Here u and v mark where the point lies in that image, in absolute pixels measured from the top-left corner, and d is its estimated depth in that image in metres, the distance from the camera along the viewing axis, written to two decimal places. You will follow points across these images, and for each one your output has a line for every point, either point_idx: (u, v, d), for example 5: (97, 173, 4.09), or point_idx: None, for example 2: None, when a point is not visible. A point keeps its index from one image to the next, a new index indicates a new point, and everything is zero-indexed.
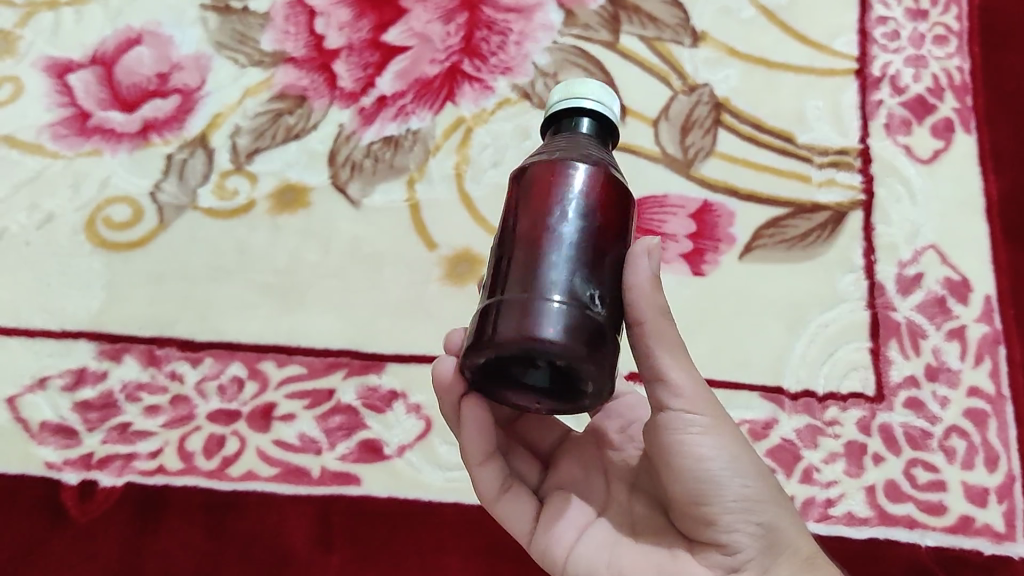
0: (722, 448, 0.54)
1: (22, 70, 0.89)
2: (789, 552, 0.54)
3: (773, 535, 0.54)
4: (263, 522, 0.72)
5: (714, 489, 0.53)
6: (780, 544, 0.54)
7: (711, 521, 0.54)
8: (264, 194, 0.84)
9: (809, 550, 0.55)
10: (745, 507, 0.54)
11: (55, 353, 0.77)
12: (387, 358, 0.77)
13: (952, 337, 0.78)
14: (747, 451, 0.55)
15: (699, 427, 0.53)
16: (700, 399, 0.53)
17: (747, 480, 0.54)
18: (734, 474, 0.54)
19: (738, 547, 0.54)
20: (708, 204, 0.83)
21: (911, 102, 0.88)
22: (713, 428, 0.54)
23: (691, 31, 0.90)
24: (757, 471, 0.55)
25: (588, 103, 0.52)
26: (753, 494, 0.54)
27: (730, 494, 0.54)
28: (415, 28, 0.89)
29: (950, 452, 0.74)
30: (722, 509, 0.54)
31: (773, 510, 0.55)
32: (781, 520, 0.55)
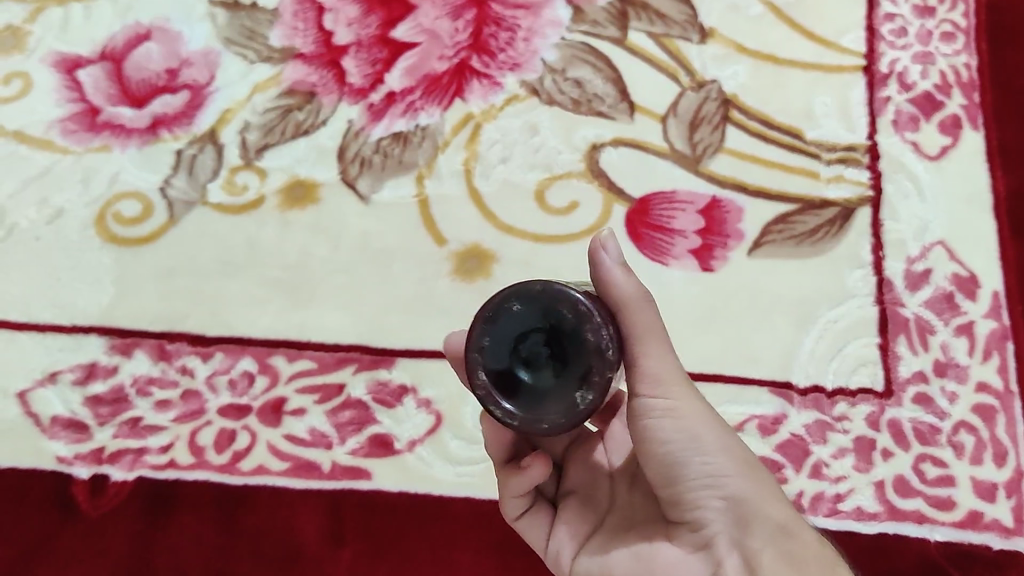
0: (684, 427, 0.54)
1: (31, 66, 0.89)
2: (761, 524, 0.54)
3: (741, 508, 0.54)
4: (274, 517, 0.73)
5: (677, 469, 0.55)
6: (750, 517, 0.54)
7: (677, 499, 0.55)
8: (274, 189, 0.84)
9: (783, 518, 0.54)
10: (710, 483, 0.54)
11: (66, 348, 0.78)
12: (397, 353, 0.78)
13: (960, 333, 0.79)
14: (714, 426, 0.55)
15: (660, 411, 0.54)
16: (663, 379, 0.54)
17: (710, 456, 0.54)
18: (694, 450, 0.54)
19: (704, 523, 0.55)
20: (717, 200, 0.83)
21: (919, 99, 0.88)
22: (676, 408, 0.54)
23: (699, 27, 0.90)
24: (724, 447, 0.55)
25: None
26: (718, 469, 0.54)
27: (694, 472, 0.54)
28: (424, 24, 0.89)
29: (959, 447, 0.75)
30: (685, 486, 0.55)
31: (744, 486, 0.55)
32: (751, 494, 0.55)
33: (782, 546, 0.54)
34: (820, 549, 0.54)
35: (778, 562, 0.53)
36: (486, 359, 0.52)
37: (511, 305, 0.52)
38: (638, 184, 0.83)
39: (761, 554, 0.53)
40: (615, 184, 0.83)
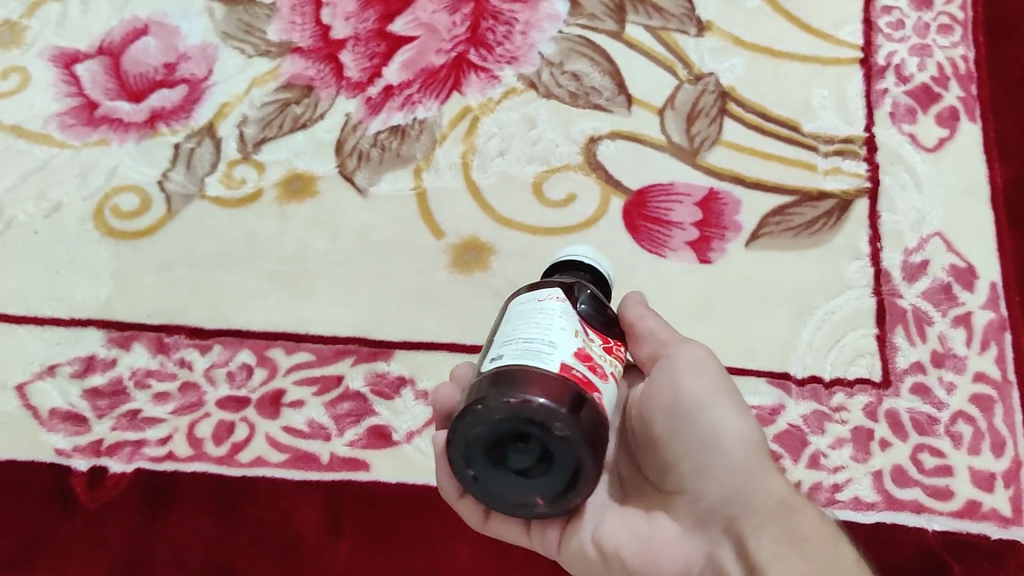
0: (703, 383, 0.57)
1: (29, 61, 0.89)
2: (761, 497, 0.54)
3: (741, 477, 0.54)
4: (273, 507, 0.73)
5: (688, 427, 0.56)
6: (748, 490, 0.54)
7: (679, 461, 0.56)
8: (272, 182, 0.84)
9: (782, 494, 0.54)
10: (713, 447, 0.55)
11: (64, 340, 0.78)
12: (396, 345, 0.78)
13: (958, 323, 0.79)
14: (723, 392, 0.57)
15: (686, 367, 0.57)
16: (681, 346, 0.59)
17: (719, 418, 0.56)
18: (703, 409, 0.56)
19: (701, 495, 0.55)
20: (715, 192, 0.83)
21: (916, 91, 0.88)
22: (697, 371, 0.57)
23: (697, 20, 0.91)
24: (733, 412, 0.56)
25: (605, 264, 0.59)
26: (722, 433, 0.56)
27: (702, 434, 0.56)
28: (422, 18, 0.89)
29: (957, 437, 0.75)
30: (690, 448, 0.56)
31: (744, 456, 0.55)
32: (750, 466, 0.55)
33: (781, 521, 0.52)
34: (822, 527, 0.52)
35: (776, 536, 0.52)
36: (527, 496, 0.51)
37: (466, 471, 0.51)
38: (636, 176, 0.84)
39: (757, 531, 0.53)
40: (613, 176, 0.83)
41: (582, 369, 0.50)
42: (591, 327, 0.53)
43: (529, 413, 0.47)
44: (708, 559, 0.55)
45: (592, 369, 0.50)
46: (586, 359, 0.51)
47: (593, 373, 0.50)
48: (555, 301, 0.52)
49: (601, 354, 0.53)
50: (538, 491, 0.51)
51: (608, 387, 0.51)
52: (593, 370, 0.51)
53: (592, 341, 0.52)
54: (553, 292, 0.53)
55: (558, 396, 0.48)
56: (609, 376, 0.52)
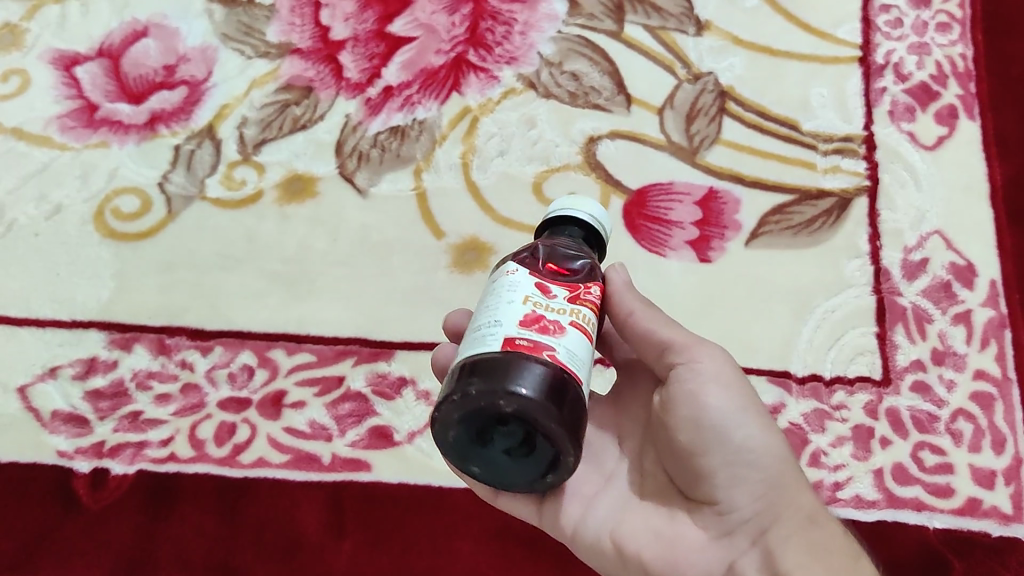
0: (729, 395, 0.55)
1: (29, 63, 0.89)
2: (789, 511, 0.55)
3: (773, 490, 0.55)
4: (276, 508, 0.73)
5: (719, 441, 0.55)
6: (778, 503, 0.55)
7: (708, 474, 0.55)
8: (272, 183, 0.84)
9: (810, 509, 0.55)
10: (746, 461, 0.55)
11: (66, 343, 0.78)
12: (396, 346, 0.78)
13: (957, 321, 0.79)
14: (752, 407, 0.56)
15: (705, 377, 0.55)
16: (700, 351, 0.56)
17: (752, 432, 0.55)
18: (737, 423, 0.55)
19: (731, 507, 0.55)
20: (714, 191, 0.83)
21: (915, 89, 0.88)
22: (722, 381, 0.56)
23: (695, 19, 0.91)
24: (762, 426, 0.56)
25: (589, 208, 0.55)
26: (753, 448, 0.55)
27: (732, 447, 0.55)
28: (421, 18, 0.90)
29: (957, 435, 0.75)
30: (723, 461, 0.55)
31: (774, 470, 0.56)
32: (780, 479, 0.56)
33: (807, 533, 0.54)
34: (844, 540, 0.55)
35: (802, 551, 0.53)
36: (534, 478, 0.52)
37: (472, 468, 0.52)
38: (635, 176, 0.84)
39: (785, 544, 0.54)
40: (612, 176, 0.84)
41: (529, 337, 0.47)
42: (551, 282, 0.50)
43: (475, 401, 0.47)
44: (730, 569, 0.55)
45: (542, 331, 0.47)
46: (534, 321, 0.48)
47: (543, 334, 0.47)
48: (507, 275, 0.50)
49: (560, 306, 0.49)
50: (537, 469, 0.51)
51: (570, 340, 0.48)
52: (545, 330, 0.47)
53: (549, 298, 0.49)
54: (510, 265, 0.51)
55: (500, 376, 0.46)
56: (567, 328, 0.48)
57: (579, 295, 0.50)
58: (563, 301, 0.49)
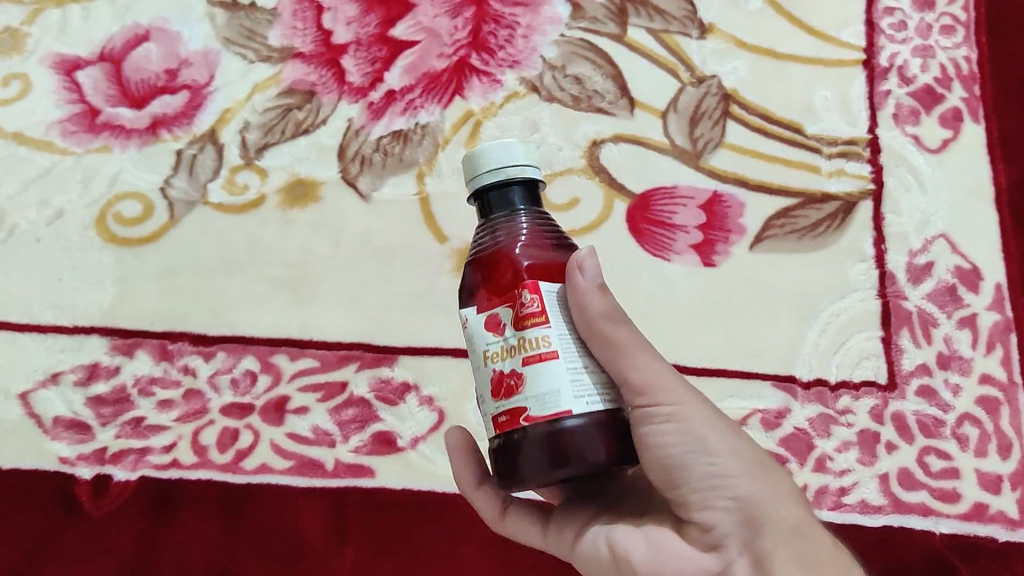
0: (682, 428, 0.51)
1: (30, 67, 0.89)
2: (774, 524, 0.50)
3: (751, 507, 0.50)
4: (279, 514, 0.72)
5: (685, 473, 0.51)
6: (761, 516, 0.50)
7: (684, 502, 0.52)
8: (274, 188, 0.84)
9: (795, 518, 0.51)
10: (717, 485, 0.51)
11: (68, 348, 0.78)
12: (399, 351, 0.78)
13: (963, 325, 0.78)
14: (716, 427, 0.52)
15: (659, 415, 0.50)
16: (655, 385, 0.50)
17: (717, 457, 0.51)
18: (699, 452, 0.51)
19: (712, 525, 0.51)
20: (718, 195, 0.83)
21: (920, 92, 0.87)
22: (676, 414, 0.51)
23: (699, 23, 0.90)
24: (728, 446, 0.51)
25: (506, 167, 0.50)
26: (723, 470, 0.51)
27: (699, 473, 0.51)
28: (423, 22, 0.89)
29: (963, 440, 0.75)
30: (693, 489, 0.51)
31: (750, 484, 0.51)
32: (759, 493, 0.51)
33: (794, 545, 0.50)
34: (835, 553, 0.51)
35: (794, 564, 0.49)
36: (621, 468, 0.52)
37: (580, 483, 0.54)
38: (638, 180, 0.83)
39: (773, 556, 0.49)
40: (616, 180, 0.83)
41: (503, 410, 0.48)
42: (495, 308, 0.49)
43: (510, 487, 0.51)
44: None
45: (508, 393, 0.48)
46: (500, 386, 0.48)
47: (511, 398, 0.48)
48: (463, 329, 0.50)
49: (508, 345, 0.48)
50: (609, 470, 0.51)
51: (534, 387, 0.47)
52: (509, 390, 0.48)
53: (496, 342, 0.48)
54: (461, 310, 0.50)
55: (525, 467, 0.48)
56: (523, 372, 0.47)
57: (520, 314, 0.48)
58: (511, 334, 0.48)
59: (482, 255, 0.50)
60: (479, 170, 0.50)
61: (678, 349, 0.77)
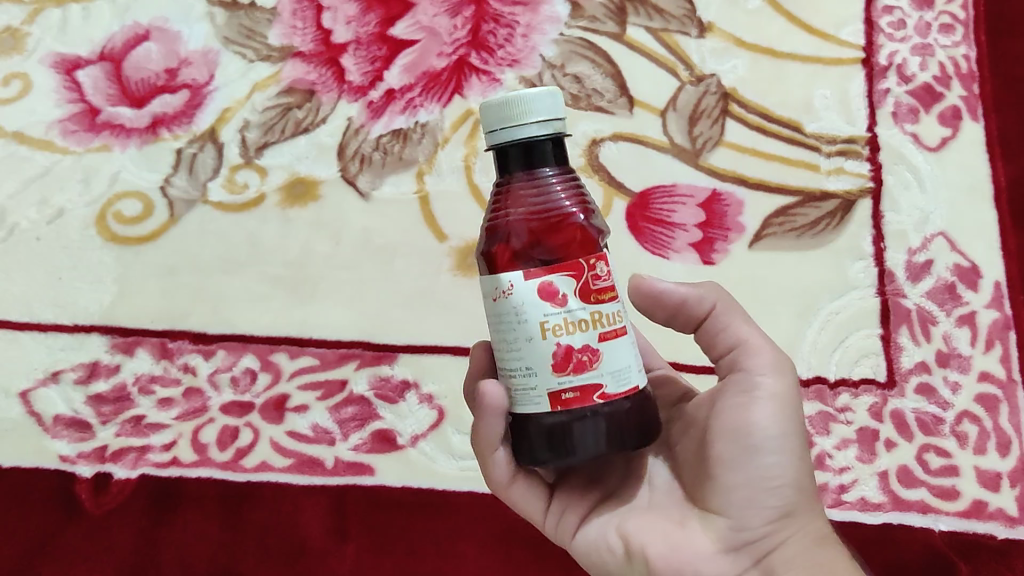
0: (776, 419, 0.53)
1: (31, 67, 0.89)
2: (802, 535, 0.53)
3: (787, 518, 0.53)
4: (280, 512, 0.73)
5: (749, 459, 0.53)
6: (789, 525, 0.53)
7: (727, 488, 0.53)
8: (274, 187, 0.84)
9: (820, 538, 0.53)
10: (770, 485, 0.52)
11: (68, 347, 0.78)
12: (399, 349, 0.78)
13: (962, 323, 0.78)
14: (796, 435, 0.54)
15: (761, 394, 0.53)
16: (770, 365, 0.54)
17: (783, 460, 0.53)
18: (772, 448, 0.53)
19: (747, 523, 0.52)
20: (717, 193, 0.83)
21: (919, 90, 0.88)
22: (775, 402, 0.53)
23: (698, 21, 0.90)
24: (797, 454, 0.53)
25: (548, 116, 0.48)
26: (782, 475, 0.53)
27: (758, 468, 0.52)
28: (423, 21, 0.89)
29: (962, 437, 0.75)
30: (746, 479, 0.53)
31: (797, 497, 0.53)
32: (800, 508, 0.53)
33: (813, 559, 0.52)
34: None
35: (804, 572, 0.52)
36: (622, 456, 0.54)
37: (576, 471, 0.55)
38: (637, 178, 0.83)
39: (790, 564, 0.52)
40: (615, 178, 0.83)
41: (573, 386, 0.48)
42: (550, 276, 0.48)
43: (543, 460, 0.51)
44: None
45: (579, 368, 0.48)
46: (567, 360, 0.48)
47: (581, 374, 0.48)
48: (507, 300, 0.48)
49: (574, 318, 0.48)
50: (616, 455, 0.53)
51: (609, 362, 0.48)
52: (579, 365, 0.48)
53: (560, 313, 0.47)
54: (503, 281, 0.48)
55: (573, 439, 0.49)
56: (600, 349, 0.48)
57: (588, 286, 0.48)
58: (579, 306, 0.48)
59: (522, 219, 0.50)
60: (522, 120, 0.48)
61: (677, 347, 0.77)
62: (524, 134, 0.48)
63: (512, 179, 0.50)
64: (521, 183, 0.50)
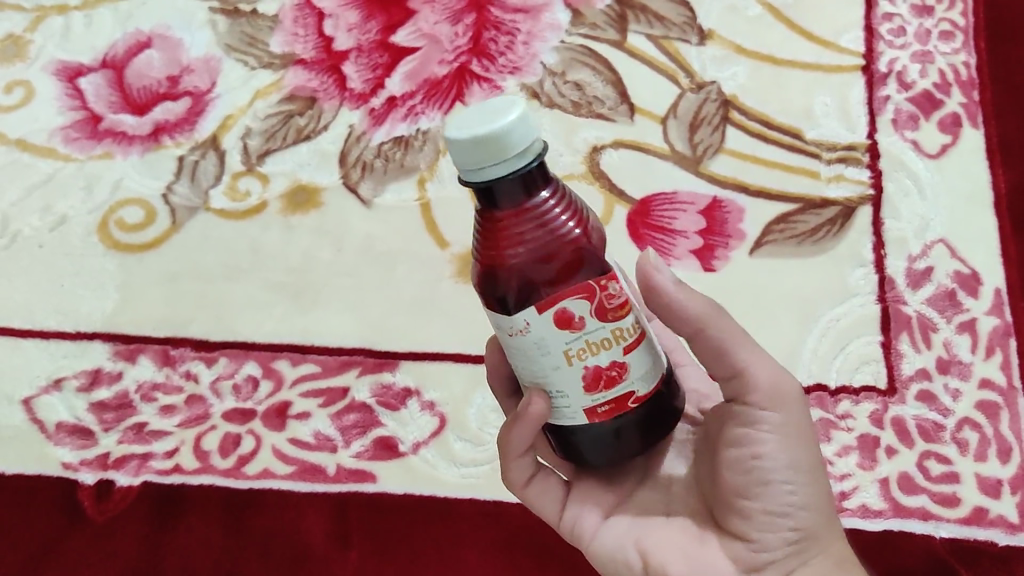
0: (785, 448, 0.54)
1: (33, 74, 0.89)
2: (821, 555, 0.54)
3: (806, 541, 0.54)
4: (281, 519, 0.73)
5: (765, 488, 0.53)
6: (808, 547, 0.54)
7: (745, 515, 0.54)
8: (276, 194, 0.84)
9: (840, 556, 0.55)
10: (785, 512, 0.54)
11: (70, 354, 0.78)
12: (401, 356, 0.78)
13: (962, 330, 0.78)
14: (808, 459, 0.54)
15: (769, 425, 0.54)
16: (776, 394, 0.54)
17: (797, 487, 0.54)
18: (785, 477, 0.53)
19: (765, 546, 0.54)
20: (718, 201, 0.83)
21: (919, 97, 0.88)
22: (783, 432, 0.54)
23: (698, 29, 0.91)
24: (810, 479, 0.54)
25: (528, 146, 0.44)
26: (797, 500, 0.54)
27: (772, 496, 0.53)
28: (424, 28, 0.90)
29: (963, 444, 0.75)
30: (764, 508, 0.53)
31: (815, 520, 0.54)
32: (819, 529, 0.54)
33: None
34: None
35: None
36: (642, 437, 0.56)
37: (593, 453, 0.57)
38: (638, 186, 0.84)
39: None
40: (616, 186, 0.84)
41: (606, 401, 0.49)
42: (564, 303, 0.46)
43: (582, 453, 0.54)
44: None
45: (610, 384, 0.48)
46: (597, 379, 0.48)
47: (613, 388, 0.48)
48: (524, 338, 0.47)
49: (594, 339, 0.47)
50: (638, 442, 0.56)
51: (636, 369, 0.49)
52: (609, 381, 0.48)
53: (579, 339, 0.47)
54: (515, 321, 0.47)
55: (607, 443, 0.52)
56: (627, 361, 0.48)
57: (603, 304, 0.47)
58: (596, 326, 0.47)
59: (514, 250, 0.46)
60: (506, 154, 0.44)
61: None
62: (509, 169, 0.44)
63: (494, 210, 0.46)
64: (500, 212, 0.46)
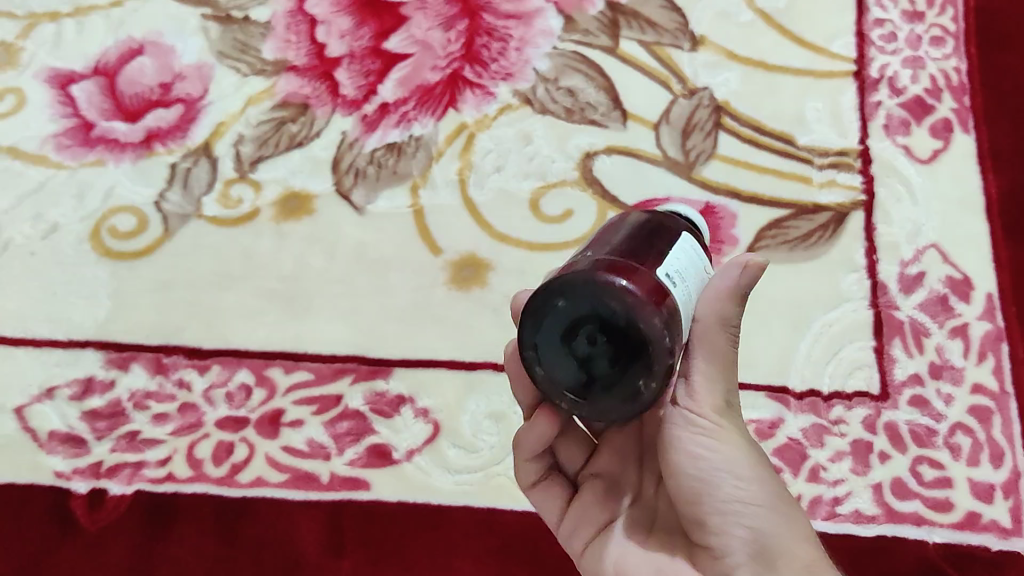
0: (723, 449, 0.54)
1: (24, 81, 0.89)
2: (788, 558, 0.53)
3: (767, 541, 0.54)
4: (275, 528, 0.72)
5: (711, 490, 0.54)
6: (773, 551, 0.53)
7: (702, 521, 0.55)
8: (269, 202, 0.84)
9: (809, 558, 0.53)
10: (738, 511, 0.54)
11: (63, 363, 0.78)
12: (395, 363, 0.78)
13: (955, 335, 0.79)
14: (751, 458, 0.55)
15: (703, 428, 0.54)
16: (708, 397, 0.54)
17: (743, 484, 0.54)
18: (728, 476, 0.54)
19: (727, 550, 0.54)
20: (711, 206, 0.83)
21: (910, 103, 0.88)
22: (718, 433, 0.54)
23: (690, 34, 0.91)
24: (757, 477, 0.55)
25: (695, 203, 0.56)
26: (749, 497, 0.54)
27: (722, 497, 0.54)
28: (416, 35, 0.90)
29: (956, 449, 0.75)
30: (715, 509, 0.54)
31: (771, 519, 0.54)
32: (779, 529, 0.54)
33: None
34: None
35: None
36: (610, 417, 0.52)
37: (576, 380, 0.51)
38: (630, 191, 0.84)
39: None
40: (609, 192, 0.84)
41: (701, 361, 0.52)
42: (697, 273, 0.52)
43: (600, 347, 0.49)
44: None
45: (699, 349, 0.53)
46: None
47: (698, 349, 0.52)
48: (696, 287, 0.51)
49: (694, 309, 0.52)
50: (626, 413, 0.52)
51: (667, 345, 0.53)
52: None
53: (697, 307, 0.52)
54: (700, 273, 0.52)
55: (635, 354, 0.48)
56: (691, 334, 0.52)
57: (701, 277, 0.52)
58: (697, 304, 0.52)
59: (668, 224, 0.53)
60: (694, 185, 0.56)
61: None
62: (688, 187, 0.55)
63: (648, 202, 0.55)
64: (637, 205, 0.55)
